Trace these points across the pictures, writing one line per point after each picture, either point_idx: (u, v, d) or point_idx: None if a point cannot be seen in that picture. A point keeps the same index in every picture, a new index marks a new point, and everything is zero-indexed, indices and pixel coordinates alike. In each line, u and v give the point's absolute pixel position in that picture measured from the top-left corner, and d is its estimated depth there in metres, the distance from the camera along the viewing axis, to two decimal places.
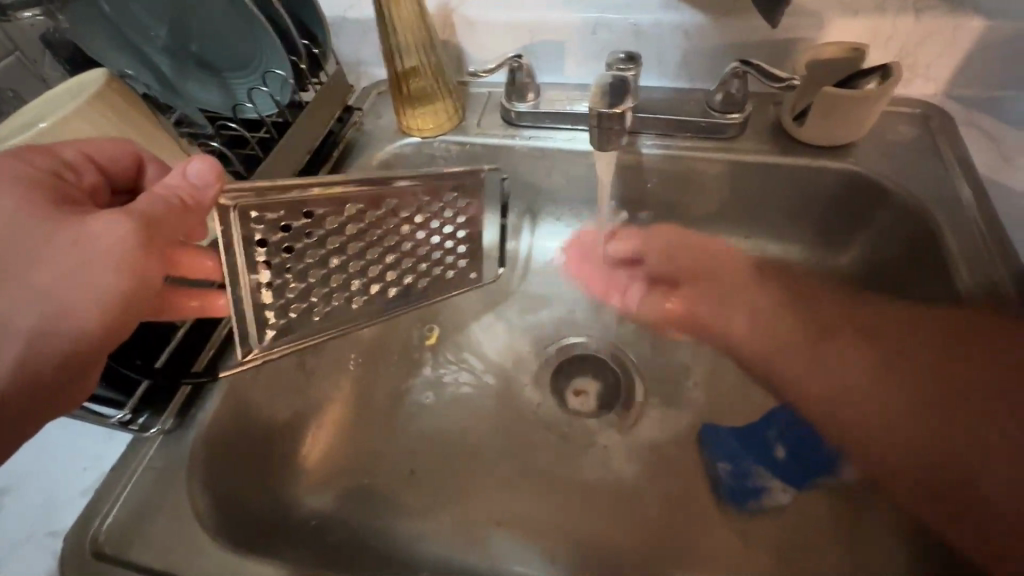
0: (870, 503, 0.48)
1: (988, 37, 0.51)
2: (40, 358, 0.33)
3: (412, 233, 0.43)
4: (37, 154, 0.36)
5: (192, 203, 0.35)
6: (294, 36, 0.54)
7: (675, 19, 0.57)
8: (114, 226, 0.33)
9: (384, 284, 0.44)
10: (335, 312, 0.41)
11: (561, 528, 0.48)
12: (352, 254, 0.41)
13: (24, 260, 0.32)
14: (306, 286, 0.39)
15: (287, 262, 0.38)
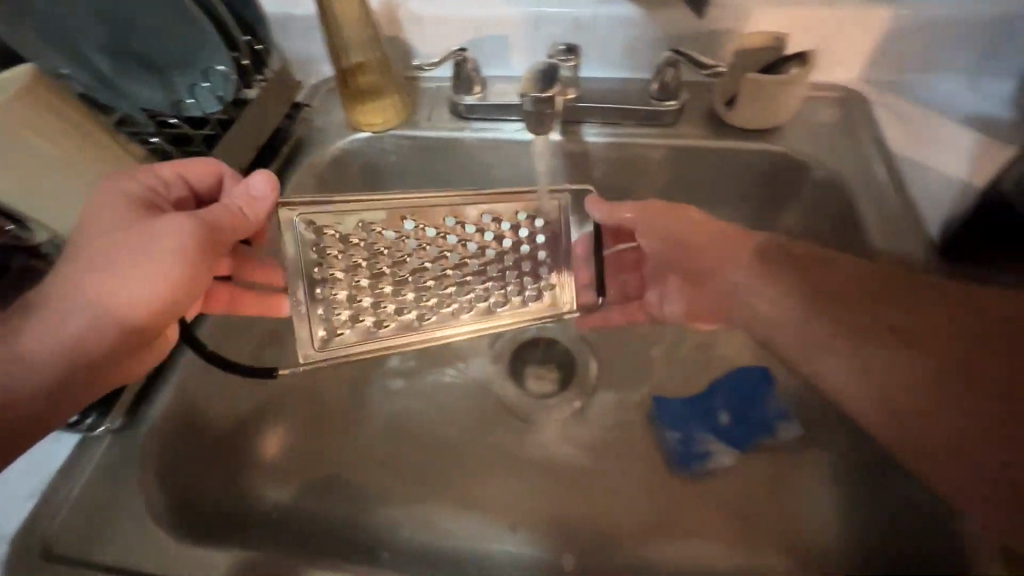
0: (805, 459, 0.49)
1: (894, 25, 0.57)
2: (110, 333, 0.40)
3: (474, 250, 0.46)
4: (138, 171, 0.42)
5: (250, 214, 0.44)
6: (235, 33, 0.54)
7: (613, 12, 0.59)
8: (184, 233, 0.40)
9: (447, 303, 0.47)
10: (393, 324, 0.45)
11: (522, 506, 0.50)
12: (416, 268, 0.45)
13: (111, 255, 0.39)
14: (371, 297, 0.45)
15: (348, 273, 0.43)
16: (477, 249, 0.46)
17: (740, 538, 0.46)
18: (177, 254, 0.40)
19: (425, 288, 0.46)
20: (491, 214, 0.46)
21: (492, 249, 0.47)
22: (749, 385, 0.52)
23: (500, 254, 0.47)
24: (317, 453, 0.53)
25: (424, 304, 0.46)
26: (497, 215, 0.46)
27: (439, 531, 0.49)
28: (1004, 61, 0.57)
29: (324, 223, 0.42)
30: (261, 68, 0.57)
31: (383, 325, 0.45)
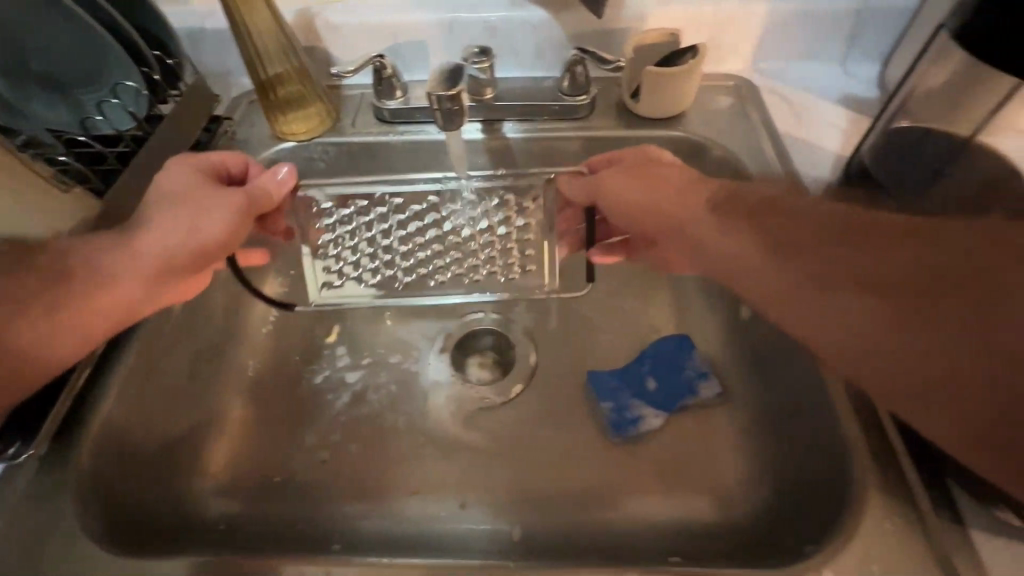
0: (724, 413, 0.54)
1: (771, 20, 0.63)
2: (154, 279, 0.44)
3: (462, 229, 0.55)
4: (194, 158, 0.49)
5: (277, 197, 0.49)
6: (143, 49, 0.54)
7: (522, 15, 0.63)
8: (230, 203, 0.47)
9: (430, 269, 0.55)
10: (386, 285, 0.54)
11: (467, 486, 0.52)
12: (410, 241, 0.55)
13: (167, 214, 0.45)
14: (367, 261, 0.54)
15: (343, 239, 0.53)
16: (466, 231, 0.55)
17: (666, 490, 0.50)
18: (215, 221, 0.46)
19: (419, 258, 0.55)
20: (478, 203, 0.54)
21: (478, 231, 0.55)
22: (671, 354, 0.56)
23: (484, 237, 0.55)
24: (259, 461, 0.53)
25: (419, 270, 0.55)
26: (480, 198, 0.54)
27: (387, 520, 0.51)
28: (867, 47, 0.65)
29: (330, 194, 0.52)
30: (176, 84, 0.57)
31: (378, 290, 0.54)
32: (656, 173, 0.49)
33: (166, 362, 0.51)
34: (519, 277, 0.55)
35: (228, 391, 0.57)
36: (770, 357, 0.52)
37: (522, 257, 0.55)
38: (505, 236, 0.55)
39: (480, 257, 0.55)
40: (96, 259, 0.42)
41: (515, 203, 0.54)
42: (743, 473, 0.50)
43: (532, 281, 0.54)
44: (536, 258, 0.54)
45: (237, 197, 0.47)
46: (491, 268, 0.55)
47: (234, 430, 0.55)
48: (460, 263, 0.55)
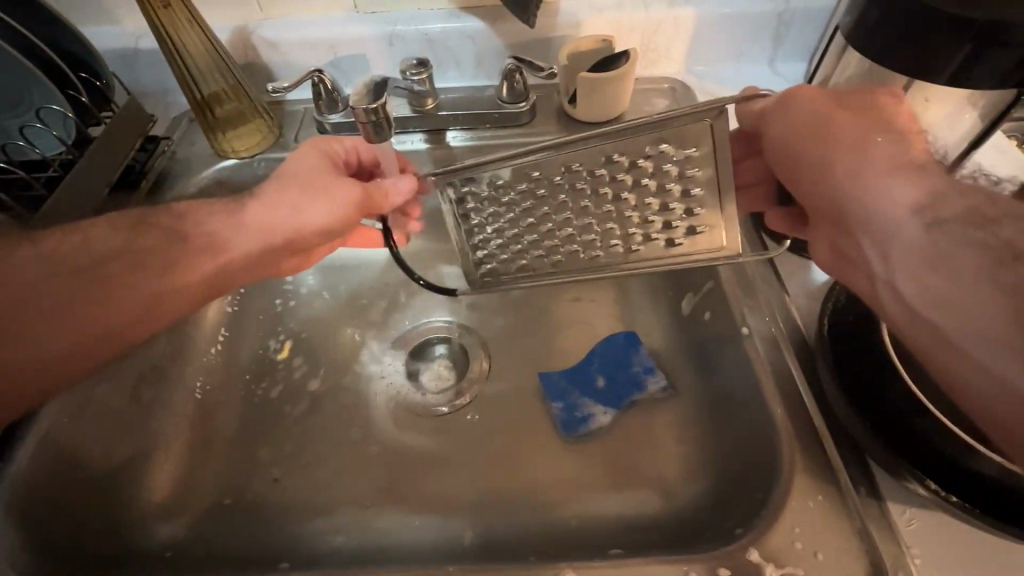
0: (669, 404, 0.55)
1: (698, 24, 0.65)
2: (252, 257, 0.48)
3: (610, 191, 0.46)
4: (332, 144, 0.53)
5: (392, 199, 0.52)
6: (67, 71, 0.53)
7: (459, 26, 0.64)
8: (345, 193, 0.49)
9: (586, 246, 0.48)
10: (535, 265, 0.49)
11: (424, 495, 0.52)
12: (555, 213, 0.47)
13: (281, 194, 0.48)
14: (507, 241, 0.49)
15: (484, 219, 0.48)
16: (616, 194, 0.45)
17: (618, 484, 0.52)
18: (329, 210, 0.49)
19: (566, 231, 0.48)
20: (631, 161, 0.43)
21: (631, 192, 0.45)
22: (616, 352, 0.57)
23: (638, 201, 0.45)
24: (209, 484, 0.53)
25: (566, 247, 0.48)
26: (629, 156, 0.43)
27: (343, 533, 0.50)
28: (792, 47, 0.68)
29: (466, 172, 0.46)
30: (107, 104, 0.57)
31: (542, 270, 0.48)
32: (839, 123, 0.39)
33: (104, 388, 0.51)
34: (686, 242, 0.44)
35: (173, 413, 0.56)
36: (710, 348, 0.54)
37: (685, 223, 0.45)
38: (664, 194, 0.44)
39: (636, 222, 0.46)
40: (214, 227, 0.47)
41: (672, 156, 0.42)
42: (688, 460, 0.51)
43: (704, 242, 0.44)
44: (708, 217, 0.43)
45: (356, 191, 0.50)
46: (648, 237, 0.46)
47: (180, 454, 0.54)
48: (611, 232, 0.47)
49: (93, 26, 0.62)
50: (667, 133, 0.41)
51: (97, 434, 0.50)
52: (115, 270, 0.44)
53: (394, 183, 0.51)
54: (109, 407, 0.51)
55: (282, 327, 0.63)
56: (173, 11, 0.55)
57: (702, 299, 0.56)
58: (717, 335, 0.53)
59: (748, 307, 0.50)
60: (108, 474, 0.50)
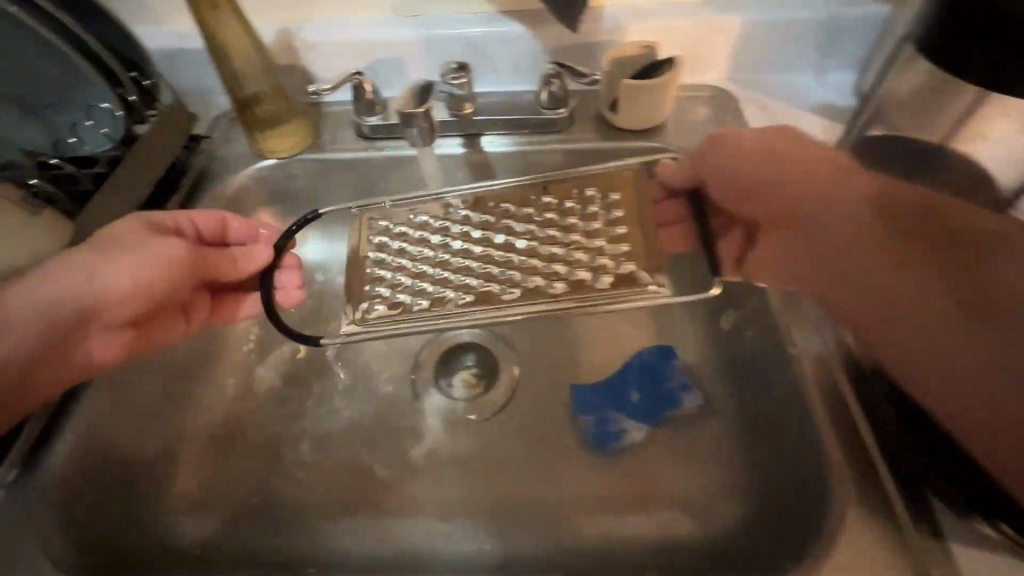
0: (705, 422, 0.53)
1: (746, 31, 0.63)
2: (50, 341, 0.44)
3: (534, 234, 0.49)
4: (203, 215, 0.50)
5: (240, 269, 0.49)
6: (118, 70, 0.54)
7: (500, 31, 0.63)
8: (151, 259, 0.46)
9: (503, 287, 0.46)
10: (441, 297, 0.46)
11: (450, 503, 0.52)
12: (471, 258, 0.48)
13: (84, 268, 0.44)
14: (422, 275, 0.47)
15: (393, 257, 0.48)
16: (536, 233, 0.49)
17: (647, 504, 0.50)
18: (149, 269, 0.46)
19: (481, 271, 0.48)
20: (544, 208, 0.50)
21: (544, 234, 0.49)
22: (650, 366, 0.56)
23: (551, 240, 0.49)
24: (235, 483, 0.53)
25: (478, 284, 0.47)
26: (551, 202, 0.50)
27: (366, 540, 0.50)
28: (845, 57, 0.65)
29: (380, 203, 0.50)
30: (153, 102, 0.57)
31: (456, 300, 0.45)
32: (792, 156, 0.48)
33: (138, 385, 0.51)
34: (613, 282, 0.44)
35: (204, 409, 0.56)
36: (752, 367, 0.52)
37: (613, 261, 0.46)
38: (587, 234, 0.48)
39: (557, 267, 0.47)
40: (94, 270, 0.44)
41: (597, 197, 0.50)
42: (723, 482, 0.50)
43: (629, 284, 0.44)
44: (633, 255, 0.46)
45: (183, 252, 0.47)
46: (551, 280, 0.46)
47: (209, 451, 0.54)
48: (529, 271, 0.47)
49: (140, 25, 0.63)
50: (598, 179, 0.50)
51: (129, 428, 0.50)
52: (29, 310, 0.43)
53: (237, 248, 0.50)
54: (143, 403, 0.52)
55: (311, 327, 0.62)
56: (222, 12, 0.55)
57: (742, 317, 0.54)
58: (759, 355, 0.51)
59: (796, 326, 0.48)
60: (138, 468, 0.50)
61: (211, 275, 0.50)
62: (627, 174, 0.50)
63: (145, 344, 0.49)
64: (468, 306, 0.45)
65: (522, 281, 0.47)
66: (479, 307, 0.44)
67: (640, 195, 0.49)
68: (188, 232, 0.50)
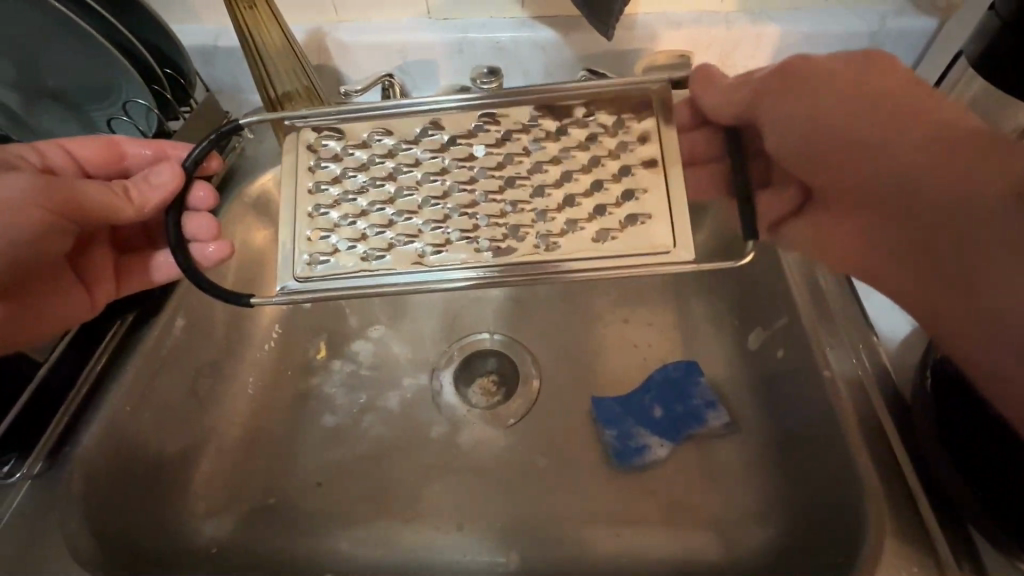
0: (730, 442, 0.52)
1: (786, 42, 0.61)
2: None
3: (521, 172, 0.45)
4: (99, 143, 0.49)
5: (136, 199, 0.43)
6: (155, 66, 0.55)
7: (531, 36, 0.62)
8: (20, 188, 0.40)
9: (474, 231, 0.44)
10: (402, 249, 0.43)
11: (470, 513, 0.51)
12: (441, 191, 0.45)
13: None
14: (382, 212, 0.44)
15: (348, 188, 0.44)
16: (510, 174, 0.45)
17: (669, 525, 0.49)
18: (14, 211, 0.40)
19: (442, 215, 0.44)
20: (543, 141, 0.45)
21: (532, 174, 0.45)
22: (676, 381, 0.55)
23: (539, 183, 0.45)
24: (254, 481, 0.53)
25: (437, 233, 0.44)
26: (548, 134, 0.45)
27: (382, 547, 0.49)
28: None
29: (323, 132, 0.45)
30: (186, 100, 0.58)
31: (417, 253, 0.43)
32: (869, 78, 0.40)
33: (165, 382, 0.52)
34: (618, 240, 0.41)
35: (228, 407, 0.56)
36: (786, 388, 0.50)
37: (626, 208, 0.42)
38: (593, 177, 0.44)
39: (550, 213, 0.44)
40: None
41: (608, 128, 0.45)
42: (748, 506, 0.49)
43: (641, 238, 0.41)
44: (646, 203, 0.42)
45: (41, 188, 0.40)
46: (546, 232, 0.43)
47: (231, 449, 0.54)
48: (495, 218, 0.44)
49: (178, 23, 0.63)
50: (618, 105, 0.45)
51: (158, 424, 0.51)
52: None
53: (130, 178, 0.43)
54: (169, 401, 0.52)
55: (333, 328, 0.62)
56: (258, 12, 0.56)
57: (773, 335, 0.53)
58: (792, 374, 0.50)
59: (832, 346, 0.47)
60: (164, 464, 0.50)
61: (102, 214, 0.43)
62: (653, 93, 0.44)
63: (31, 317, 0.45)
64: (428, 260, 0.42)
65: (493, 231, 0.44)
66: (442, 262, 0.42)
67: (667, 127, 0.44)
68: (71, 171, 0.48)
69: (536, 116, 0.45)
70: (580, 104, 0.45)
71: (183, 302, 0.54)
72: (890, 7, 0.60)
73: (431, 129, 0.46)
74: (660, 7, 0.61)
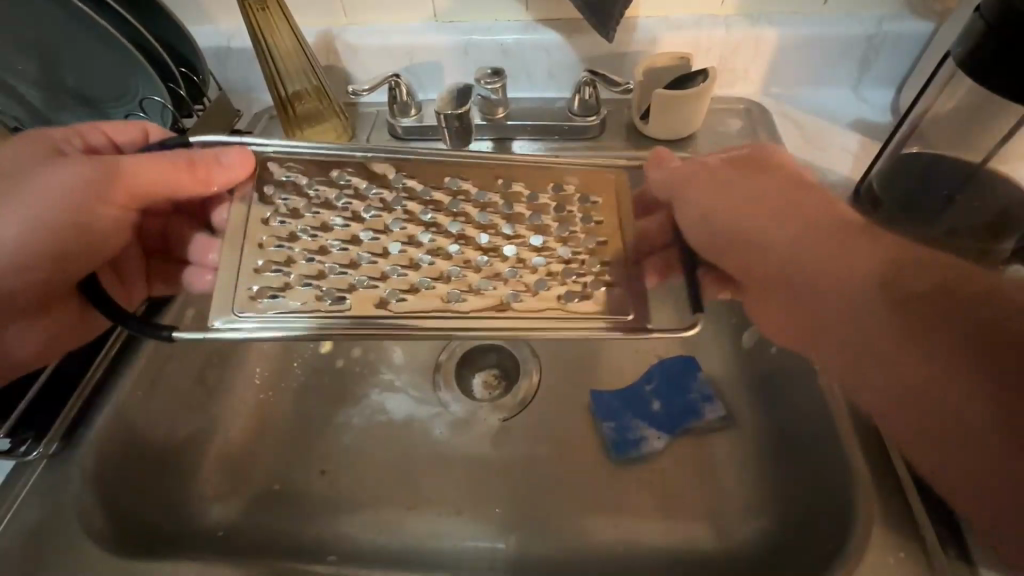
0: (725, 435, 0.53)
1: (784, 44, 0.63)
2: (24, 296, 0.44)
3: (490, 232, 0.45)
4: (129, 128, 0.49)
5: (206, 173, 0.43)
6: (170, 65, 0.56)
7: (535, 39, 0.64)
8: (92, 175, 0.42)
9: (440, 277, 0.42)
10: (363, 290, 0.41)
11: (470, 501, 0.52)
12: (410, 237, 0.44)
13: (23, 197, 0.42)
14: (343, 252, 0.43)
15: (308, 221, 0.43)
16: (480, 229, 0.45)
17: (666, 516, 0.50)
18: (84, 203, 0.43)
19: (408, 260, 0.43)
20: (513, 202, 0.46)
21: (502, 233, 0.45)
22: (674, 376, 0.55)
23: (507, 240, 0.44)
24: (259, 468, 0.54)
25: (402, 277, 0.42)
26: (520, 196, 0.46)
27: (383, 534, 0.51)
28: (882, 74, 0.64)
29: (292, 164, 0.45)
30: (200, 97, 0.60)
31: (378, 297, 0.40)
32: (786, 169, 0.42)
33: (176, 366, 0.53)
34: (585, 300, 0.40)
35: (233, 397, 0.58)
36: (780, 382, 0.51)
37: (591, 271, 0.42)
38: (562, 238, 0.44)
39: (520, 268, 0.43)
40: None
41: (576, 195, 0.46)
42: (742, 497, 0.50)
43: (600, 303, 0.40)
44: (606, 270, 0.42)
45: (105, 176, 0.43)
46: (514, 288, 0.41)
47: (237, 438, 0.56)
48: (464, 268, 0.43)
49: (191, 24, 0.65)
50: (585, 179, 0.47)
51: (163, 413, 0.52)
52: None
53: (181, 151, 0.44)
54: (178, 387, 0.54)
55: None
56: (270, 14, 0.58)
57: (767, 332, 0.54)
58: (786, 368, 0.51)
59: None
60: (173, 449, 0.52)
61: (175, 186, 0.44)
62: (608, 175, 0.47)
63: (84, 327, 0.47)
64: (390, 306, 0.40)
65: (459, 277, 0.42)
66: (404, 309, 0.40)
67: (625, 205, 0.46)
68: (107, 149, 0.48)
69: (508, 180, 0.47)
70: (548, 177, 0.47)
71: (195, 296, 0.58)
72: (887, 12, 0.61)
73: (405, 178, 0.46)
74: (661, 10, 0.63)
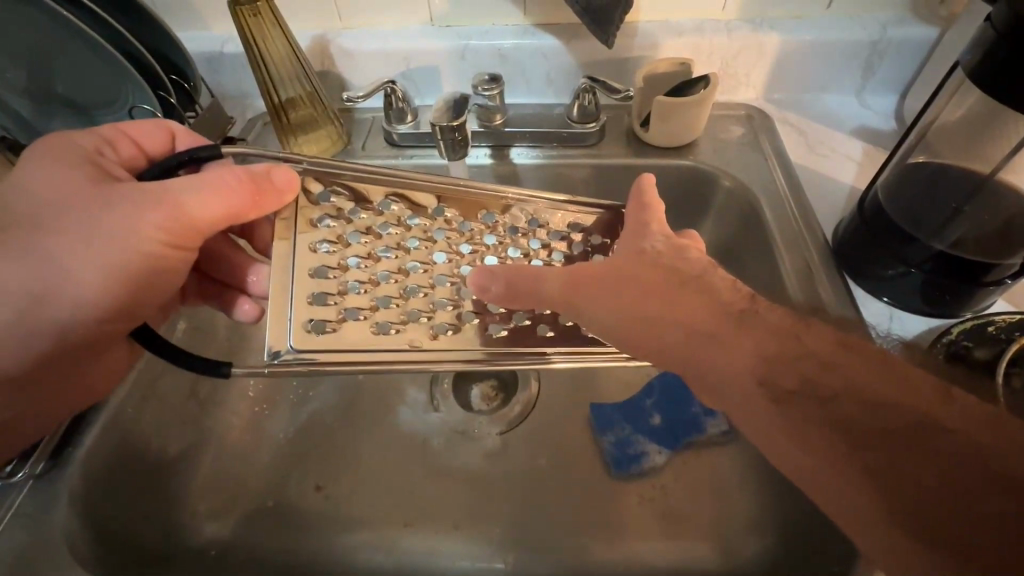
0: (726, 450, 0.52)
1: (787, 49, 0.61)
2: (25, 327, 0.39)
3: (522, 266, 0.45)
4: (156, 130, 0.46)
5: (262, 196, 0.39)
6: (159, 72, 0.55)
7: (534, 44, 0.63)
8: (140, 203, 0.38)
9: (483, 311, 0.44)
10: (416, 324, 0.42)
11: (466, 517, 0.51)
12: (450, 269, 0.45)
13: (72, 226, 0.38)
14: (389, 283, 0.43)
15: (353, 248, 0.42)
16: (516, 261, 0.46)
17: (665, 533, 0.49)
18: (133, 234, 0.39)
19: (453, 293, 0.44)
20: (538, 236, 0.47)
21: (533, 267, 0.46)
22: (675, 390, 0.54)
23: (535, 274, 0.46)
24: (251, 484, 0.54)
25: (448, 309, 0.43)
26: (544, 231, 0.47)
27: (377, 551, 0.50)
28: (887, 80, 0.63)
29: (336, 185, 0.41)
30: (191, 105, 0.59)
31: (429, 329, 0.42)
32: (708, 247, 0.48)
33: (168, 380, 0.53)
34: None
35: (227, 411, 0.57)
36: None
37: None
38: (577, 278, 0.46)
39: None
40: (43, 247, 0.38)
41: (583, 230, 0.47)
42: (742, 514, 0.49)
43: None
44: None
45: (159, 204, 0.39)
46: (543, 321, 0.44)
47: (230, 453, 0.55)
48: None
49: (183, 30, 0.64)
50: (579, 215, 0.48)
51: (154, 429, 0.51)
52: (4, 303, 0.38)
53: (227, 169, 0.39)
54: (170, 401, 0.53)
55: None
56: (262, 18, 0.56)
57: None
58: None
59: None
60: (164, 466, 0.51)
61: (229, 213, 0.40)
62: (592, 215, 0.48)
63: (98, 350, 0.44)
64: (441, 340, 0.42)
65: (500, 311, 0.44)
66: (455, 343, 0.42)
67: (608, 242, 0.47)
68: (140, 161, 0.44)
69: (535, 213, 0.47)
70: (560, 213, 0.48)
71: (187, 308, 0.57)
72: (890, 17, 0.60)
73: (447, 210, 0.45)
74: (661, 15, 0.62)
